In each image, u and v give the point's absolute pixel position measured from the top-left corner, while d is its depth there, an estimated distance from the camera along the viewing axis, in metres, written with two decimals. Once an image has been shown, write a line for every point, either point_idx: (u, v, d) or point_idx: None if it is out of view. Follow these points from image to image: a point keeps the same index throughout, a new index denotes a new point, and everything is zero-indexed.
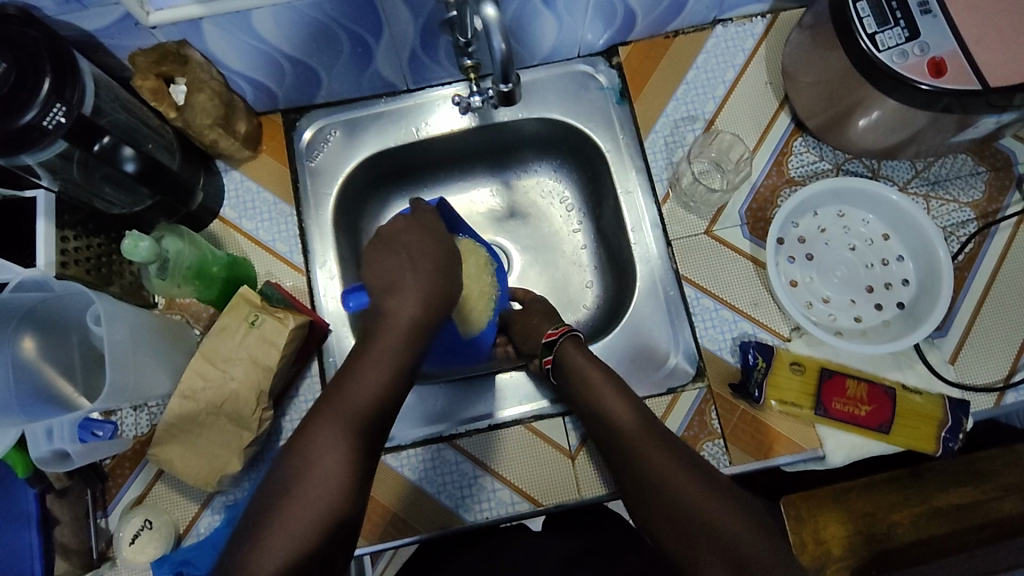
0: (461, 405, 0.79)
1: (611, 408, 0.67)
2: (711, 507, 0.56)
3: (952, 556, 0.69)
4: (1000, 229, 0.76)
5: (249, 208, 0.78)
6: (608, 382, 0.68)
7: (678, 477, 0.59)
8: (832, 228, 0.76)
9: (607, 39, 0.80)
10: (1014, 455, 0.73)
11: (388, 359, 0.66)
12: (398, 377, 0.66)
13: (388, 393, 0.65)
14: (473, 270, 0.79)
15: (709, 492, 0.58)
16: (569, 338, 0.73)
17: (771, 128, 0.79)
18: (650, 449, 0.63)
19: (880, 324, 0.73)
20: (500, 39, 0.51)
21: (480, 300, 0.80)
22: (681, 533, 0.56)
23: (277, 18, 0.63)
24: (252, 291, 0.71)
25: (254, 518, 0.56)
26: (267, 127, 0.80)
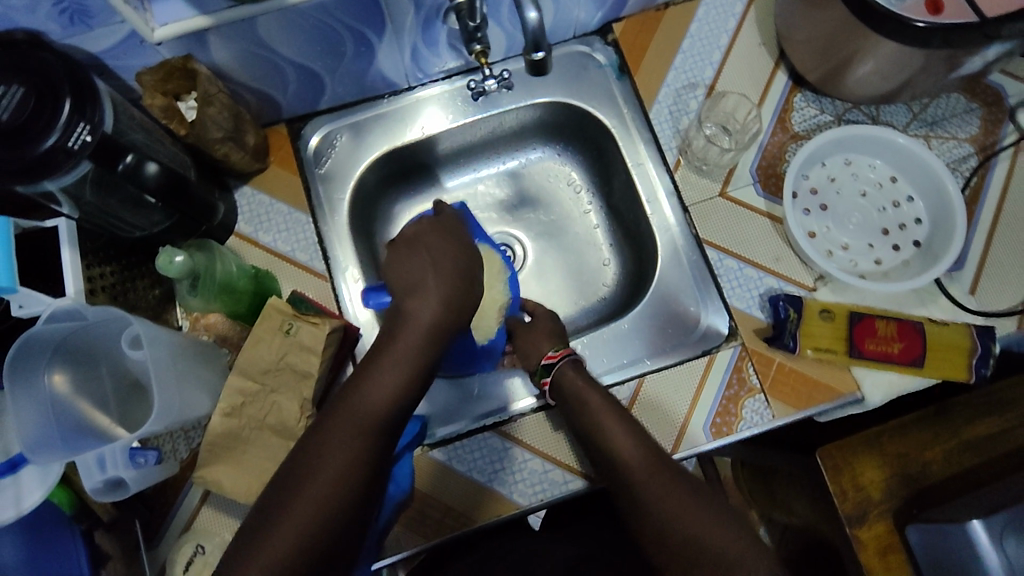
0: (489, 401, 0.80)
1: (595, 403, 0.68)
2: (715, 531, 0.56)
3: (991, 483, 0.78)
4: (999, 160, 0.78)
5: (264, 221, 0.77)
6: (603, 395, 0.68)
7: (680, 493, 0.59)
8: (841, 176, 0.78)
9: (601, 18, 0.82)
10: None
11: (403, 356, 0.65)
12: (404, 391, 0.64)
13: (396, 403, 0.63)
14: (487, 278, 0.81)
15: (706, 518, 0.57)
16: (568, 361, 0.72)
17: (770, 85, 0.81)
18: (647, 463, 0.62)
19: (900, 264, 0.75)
20: (532, 8, 0.53)
21: (491, 309, 0.81)
22: (663, 536, 0.58)
23: (283, 22, 0.63)
24: (281, 299, 0.69)
25: (261, 512, 0.56)
26: (273, 139, 0.80)
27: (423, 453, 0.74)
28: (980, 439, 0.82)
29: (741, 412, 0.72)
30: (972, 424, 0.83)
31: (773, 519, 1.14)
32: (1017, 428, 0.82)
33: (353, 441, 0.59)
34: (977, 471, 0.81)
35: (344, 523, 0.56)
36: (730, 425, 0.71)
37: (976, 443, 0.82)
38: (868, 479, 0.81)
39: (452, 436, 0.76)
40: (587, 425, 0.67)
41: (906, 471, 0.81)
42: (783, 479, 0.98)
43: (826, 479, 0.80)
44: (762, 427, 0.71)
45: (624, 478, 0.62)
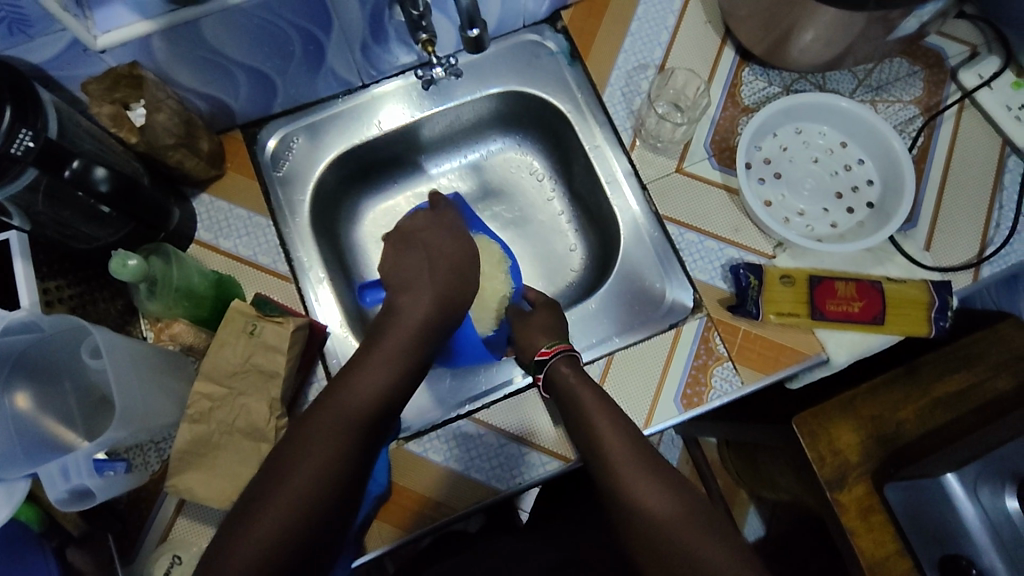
0: (481, 389, 0.78)
1: (587, 400, 0.66)
2: (705, 551, 0.53)
3: (962, 437, 0.80)
4: (945, 119, 0.80)
5: (223, 227, 0.77)
6: (597, 398, 0.66)
7: (672, 509, 0.56)
8: (792, 145, 0.79)
9: (548, 5, 0.83)
10: (997, 335, 0.87)
11: (393, 351, 0.66)
12: (392, 389, 0.63)
13: (384, 400, 0.62)
14: (486, 270, 0.83)
15: (695, 528, 0.55)
16: (565, 356, 0.70)
17: (718, 61, 0.82)
18: (634, 470, 0.59)
19: (854, 225, 0.76)
20: None
21: (492, 299, 0.83)
22: (649, 540, 0.55)
23: (228, 23, 0.64)
24: (245, 303, 0.69)
25: (240, 506, 0.54)
26: (227, 144, 0.79)
27: (399, 447, 0.72)
28: (950, 395, 0.84)
29: (711, 381, 0.73)
30: (942, 381, 0.85)
31: (762, 496, 1.16)
32: (984, 382, 0.84)
33: (337, 440, 0.58)
34: (949, 428, 0.83)
35: (322, 525, 0.54)
36: (701, 395, 0.72)
37: (947, 399, 0.84)
38: (844, 442, 0.81)
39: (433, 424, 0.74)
40: (579, 424, 0.65)
41: (882, 432, 0.82)
42: (766, 454, 0.98)
43: (803, 446, 0.81)
44: (731, 395, 0.72)
45: (613, 477, 0.60)
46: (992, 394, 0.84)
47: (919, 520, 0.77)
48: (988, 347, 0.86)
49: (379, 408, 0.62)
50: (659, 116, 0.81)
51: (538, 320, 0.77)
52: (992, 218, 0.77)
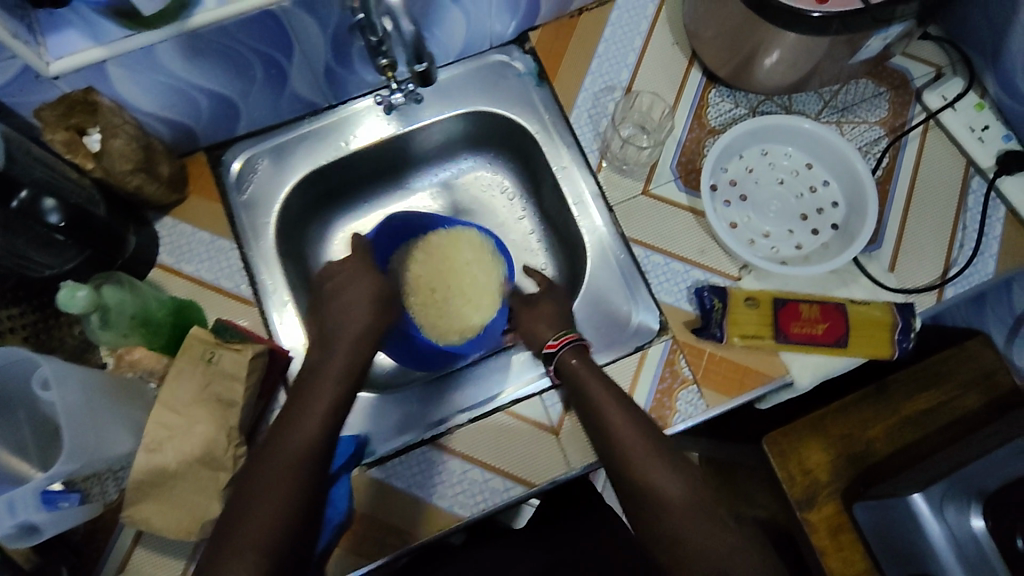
0: (429, 403, 0.77)
1: (594, 390, 0.65)
2: (716, 537, 0.54)
3: (930, 455, 0.82)
4: (910, 140, 0.81)
5: (186, 251, 0.76)
6: (602, 381, 0.67)
7: (682, 493, 0.57)
8: (758, 167, 0.79)
9: (515, 27, 0.83)
10: (963, 352, 0.88)
11: (338, 373, 0.65)
12: (335, 415, 0.63)
13: (328, 426, 0.61)
14: (471, 258, 0.88)
15: (707, 519, 0.55)
16: (570, 347, 0.69)
17: (685, 84, 0.82)
18: (645, 452, 0.60)
19: (818, 247, 0.77)
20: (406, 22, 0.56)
21: (487, 282, 0.88)
22: (662, 531, 0.56)
23: (185, 48, 0.63)
24: (203, 329, 0.69)
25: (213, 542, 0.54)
26: (191, 168, 0.79)
27: (362, 473, 0.71)
28: (921, 413, 0.86)
29: (676, 405, 0.72)
30: (911, 400, 0.86)
31: None
32: (951, 401, 0.87)
33: (288, 469, 0.57)
34: (921, 446, 0.84)
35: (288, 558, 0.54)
36: (666, 418, 0.72)
37: (917, 417, 0.85)
38: (814, 462, 0.83)
39: (401, 446, 0.73)
40: (585, 409, 0.65)
41: (852, 451, 0.84)
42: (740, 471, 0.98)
43: (773, 464, 0.82)
44: (697, 418, 0.72)
45: (625, 466, 0.60)
46: (958, 412, 0.86)
47: (886, 537, 0.76)
48: (954, 364, 0.88)
49: (325, 434, 0.61)
50: (626, 137, 0.81)
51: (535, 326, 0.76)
52: (956, 238, 0.78)
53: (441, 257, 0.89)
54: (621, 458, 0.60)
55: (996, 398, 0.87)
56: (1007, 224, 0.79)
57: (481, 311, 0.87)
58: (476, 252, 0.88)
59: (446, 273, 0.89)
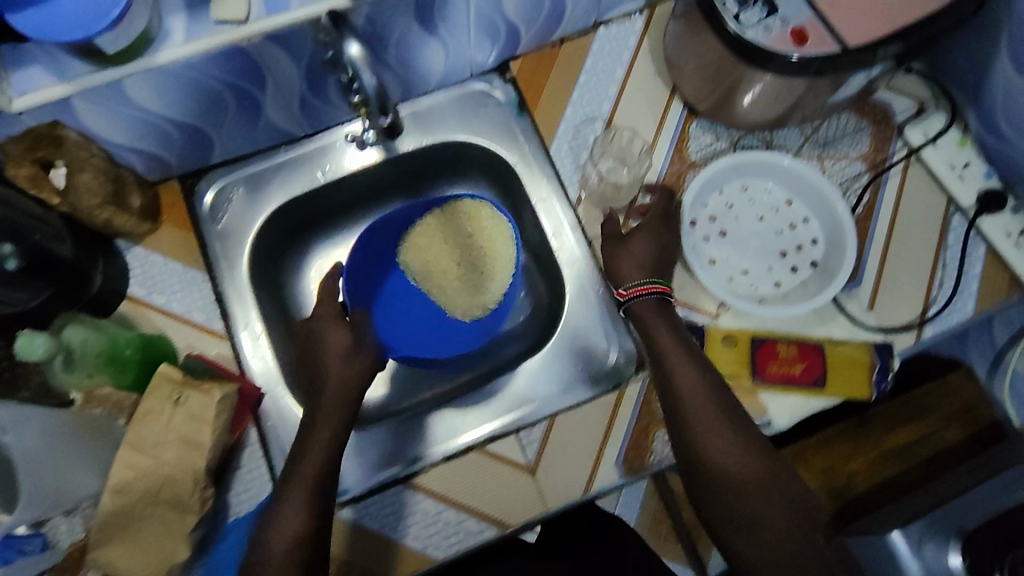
0: (407, 436, 0.74)
1: (666, 348, 0.67)
2: (767, 506, 0.59)
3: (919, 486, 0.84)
4: (891, 176, 0.80)
5: (158, 282, 0.75)
6: (673, 334, 0.68)
7: (743, 464, 0.61)
8: (738, 202, 0.79)
9: (496, 56, 0.82)
10: (948, 385, 0.88)
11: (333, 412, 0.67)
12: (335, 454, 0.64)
13: (327, 466, 0.63)
14: (473, 229, 0.84)
15: (758, 485, 0.60)
16: (645, 300, 0.70)
17: (665, 118, 0.82)
18: (709, 415, 0.63)
19: (798, 285, 0.76)
20: (368, 74, 0.59)
21: (497, 246, 0.84)
22: (709, 490, 0.62)
23: (153, 83, 0.61)
24: (172, 366, 0.67)
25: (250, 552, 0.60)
26: (165, 197, 0.77)
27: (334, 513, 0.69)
28: (905, 446, 0.86)
29: (652, 445, 0.72)
30: (893, 432, 0.86)
31: None
32: (937, 433, 0.86)
33: (308, 512, 0.60)
34: (906, 479, 0.85)
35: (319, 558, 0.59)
36: (642, 459, 0.72)
37: (894, 452, 0.86)
38: None
39: (383, 481, 0.72)
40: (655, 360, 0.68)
41: (833, 484, 0.85)
42: None
43: None
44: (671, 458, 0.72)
45: (687, 421, 0.64)
46: (945, 443, 0.87)
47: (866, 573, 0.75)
48: (939, 396, 0.88)
49: (324, 475, 0.63)
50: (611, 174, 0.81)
51: (631, 241, 0.74)
52: (936, 276, 0.78)
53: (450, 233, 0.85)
54: (686, 418, 0.64)
55: (975, 433, 0.87)
56: (987, 262, 0.78)
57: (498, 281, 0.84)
58: (477, 221, 0.83)
59: (457, 253, 0.85)
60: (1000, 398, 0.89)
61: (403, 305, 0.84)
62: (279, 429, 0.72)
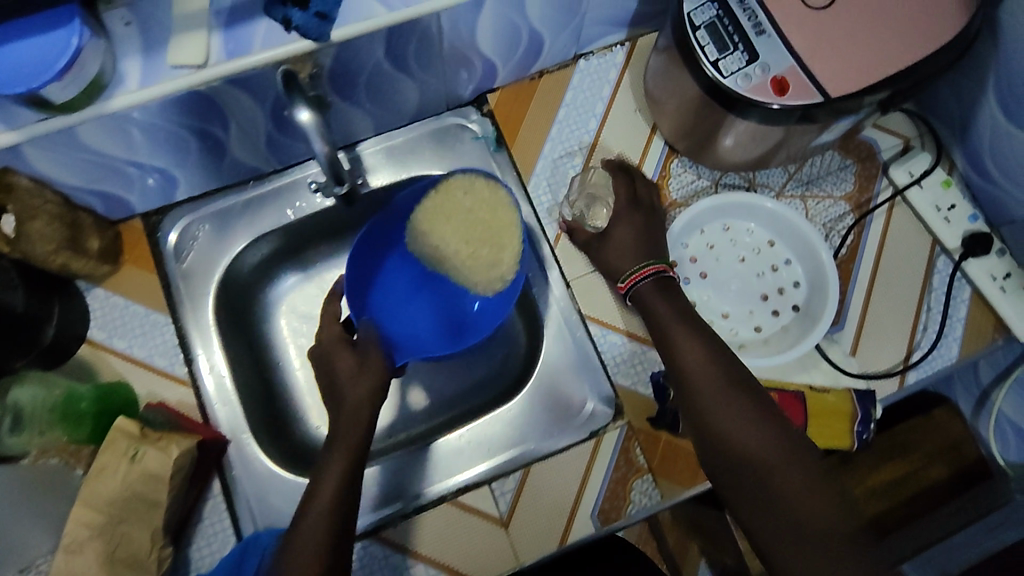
0: (405, 474, 0.73)
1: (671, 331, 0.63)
2: (797, 497, 0.51)
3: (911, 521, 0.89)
4: (876, 217, 0.79)
5: (119, 326, 0.72)
6: (679, 317, 0.64)
7: (763, 445, 0.54)
8: (719, 243, 0.77)
9: (472, 90, 0.79)
10: (931, 422, 0.90)
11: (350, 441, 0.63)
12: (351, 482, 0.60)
13: (343, 493, 0.58)
14: (471, 202, 0.71)
15: (789, 464, 0.53)
16: (650, 278, 0.66)
17: (646, 154, 0.80)
18: (722, 401, 0.57)
19: (779, 330, 0.74)
20: (320, 144, 0.60)
21: (503, 220, 0.70)
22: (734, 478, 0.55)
23: (106, 127, 0.58)
24: (130, 419, 0.65)
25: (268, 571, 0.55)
26: (126, 236, 0.75)
27: None
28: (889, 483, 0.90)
29: (630, 495, 0.71)
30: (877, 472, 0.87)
31: None
32: (919, 471, 0.90)
33: (322, 546, 0.54)
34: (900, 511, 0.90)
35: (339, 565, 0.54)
36: (618, 510, 0.70)
37: (880, 489, 0.90)
38: None
39: (380, 520, 0.70)
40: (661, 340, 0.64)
41: None
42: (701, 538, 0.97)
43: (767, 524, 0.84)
44: (650, 508, 0.71)
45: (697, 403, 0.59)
46: (931, 479, 0.90)
47: None
48: (922, 434, 0.90)
49: (340, 504, 0.58)
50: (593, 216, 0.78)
51: (613, 232, 0.71)
52: (920, 321, 0.76)
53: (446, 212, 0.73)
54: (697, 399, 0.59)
55: (959, 469, 0.89)
56: (972, 305, 0.77)
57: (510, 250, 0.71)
58: (471, 195, 0.71)
59: (460, 231, 0.72)
60: (984, 437, 0.87)
61: (416, 296, 0.78)
62: (243, 480, 0.70)
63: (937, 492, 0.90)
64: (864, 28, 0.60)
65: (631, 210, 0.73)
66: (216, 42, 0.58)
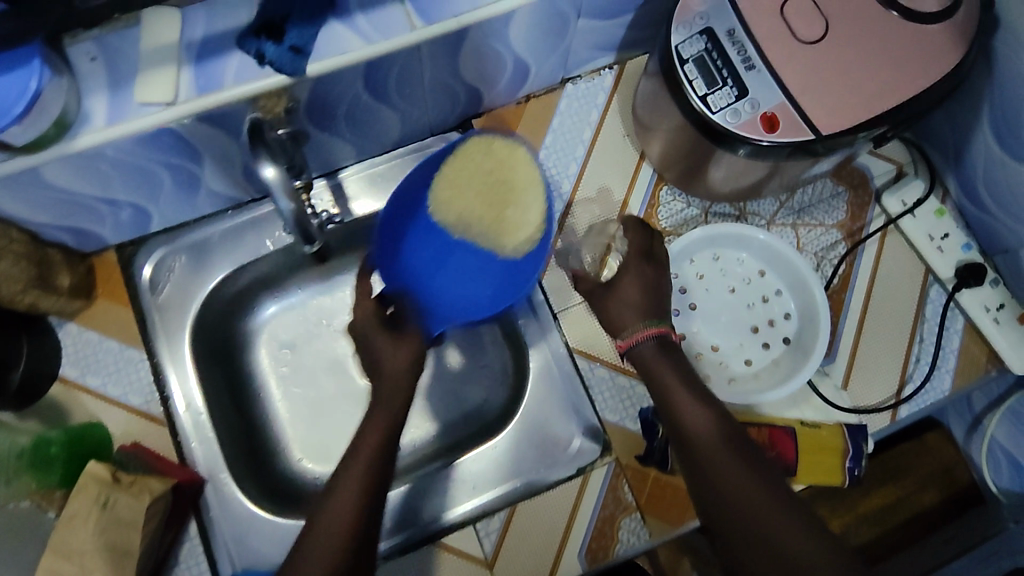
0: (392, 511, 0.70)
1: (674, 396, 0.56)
2: None
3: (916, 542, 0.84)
4: (868, 245, 0.77)
5: (92, 363, 0.70)
6: (681, 380, 0.56)
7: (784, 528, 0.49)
8: (709, 273, 0.75)
9: (457, 116, 0.77)
10: (922, 446, 0.86)
11: (372, 443, 0.56)
12: (372, 495, 0.53)
13: (366, 502, 0.52)
14: (492, 162, 0.52)
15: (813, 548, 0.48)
16: (650, 340, 0.58)
17: (635, 182, 0.79)
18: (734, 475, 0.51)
19: (769, 364, 0.73)
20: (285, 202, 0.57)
21: (528, 181, 0.51)
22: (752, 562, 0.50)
23: (72, 167, 0.56)
24: (101, 463, 0.62)
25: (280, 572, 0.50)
26: (100, 269, 0.73)
27: None
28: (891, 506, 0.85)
29: (618, 534, 0.69)
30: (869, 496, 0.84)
31: None
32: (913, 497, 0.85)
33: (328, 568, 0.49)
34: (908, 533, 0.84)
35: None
36: (606, 549, 0.69)
37: (872, 516, 0.84)
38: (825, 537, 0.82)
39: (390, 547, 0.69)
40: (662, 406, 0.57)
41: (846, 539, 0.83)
42: None
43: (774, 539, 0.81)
44: (638, 547, 0.70)
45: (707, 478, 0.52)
46: (926, 506, 0.85)
47: None
48: (914, 457, 0.86)
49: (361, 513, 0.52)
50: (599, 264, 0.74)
51: (619, 284, 0.62)
52: (913, 352, 0.75)
53: (466, 173, 0.53)
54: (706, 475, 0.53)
55: (952, 495, 0.85)
56: (965, 336, 0.76)
57: (533, 212, 0.51)
58: (490, 157, 0.52)
59: (485, 191, 0.51)
60: (978, 463, 0.85)
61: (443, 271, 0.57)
62: (221, 521, 0.68)
63: (937, 519, 0.84)
64: (856, 64, 0.58)
65: (642, 263, 0.63)
66: (186, 78, 0.56)
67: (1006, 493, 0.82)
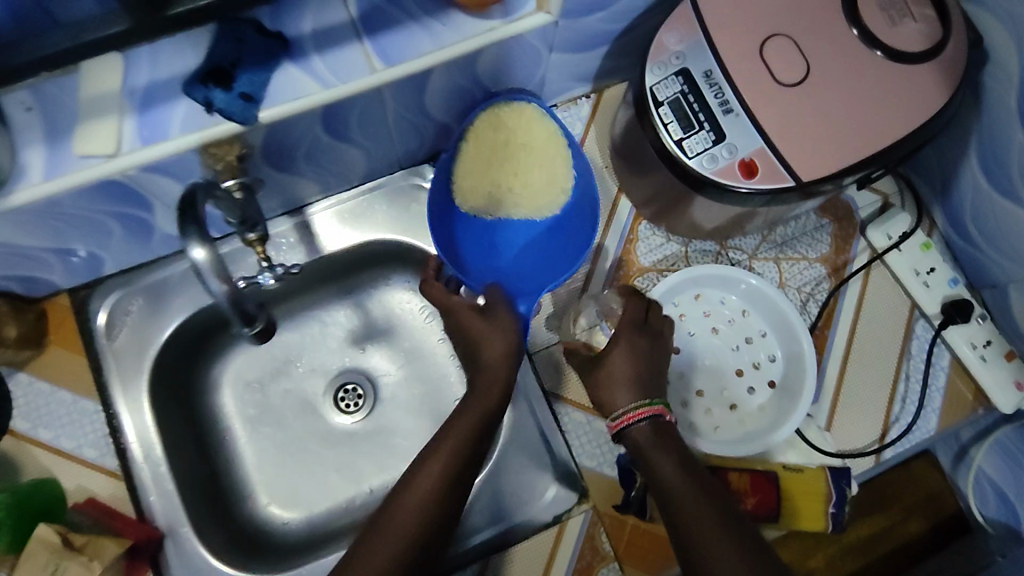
0: None
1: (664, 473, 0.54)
2: None
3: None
4: (854, 281, 0.75)
5: (44, 415, 0.68)
6: (672, 459, 0.55)
7: None
8: (690, 314, 0.73)
9: (427, 149, 0.74)
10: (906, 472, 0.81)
11: (445, 459, 0.60)
12: (434, 518, 0.57)
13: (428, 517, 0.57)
14: (509, 131, 0.70)
15: None
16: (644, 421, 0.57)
17: (613, 216, 0.76)
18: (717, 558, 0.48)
19: (755, 409, 0.71)
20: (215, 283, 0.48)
21: (538, 139, 0.71)
22: None
23: (10, 224, 0.53)
24: (52, 525, 0.60)
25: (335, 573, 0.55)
26: (53, 315, 0.70)
27: None
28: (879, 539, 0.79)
29: None
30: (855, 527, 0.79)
31: None
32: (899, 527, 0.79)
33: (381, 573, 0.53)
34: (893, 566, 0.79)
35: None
36: None
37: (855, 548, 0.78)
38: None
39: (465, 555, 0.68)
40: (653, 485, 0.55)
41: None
42: None
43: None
44: None
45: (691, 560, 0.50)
46: (912, 536, 0.79)
47: None
48: (902, 487, 0.80)
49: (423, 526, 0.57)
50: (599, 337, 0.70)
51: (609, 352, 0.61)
52: (899, 392, 0.73)
53: (488, 147, 0.71)
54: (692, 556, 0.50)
55: (940, 523, 0.79)
56: (951, 372, 0.74)
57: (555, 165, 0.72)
58: (500, 127, 0.70)
59: (509, 161, 0.72)
60: (963, 490, 0.79)
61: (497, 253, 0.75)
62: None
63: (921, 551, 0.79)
64: (838, 107, 0.55)
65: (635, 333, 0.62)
66: (129, 128, 0.52)
67: (992, 523, 0.76)
